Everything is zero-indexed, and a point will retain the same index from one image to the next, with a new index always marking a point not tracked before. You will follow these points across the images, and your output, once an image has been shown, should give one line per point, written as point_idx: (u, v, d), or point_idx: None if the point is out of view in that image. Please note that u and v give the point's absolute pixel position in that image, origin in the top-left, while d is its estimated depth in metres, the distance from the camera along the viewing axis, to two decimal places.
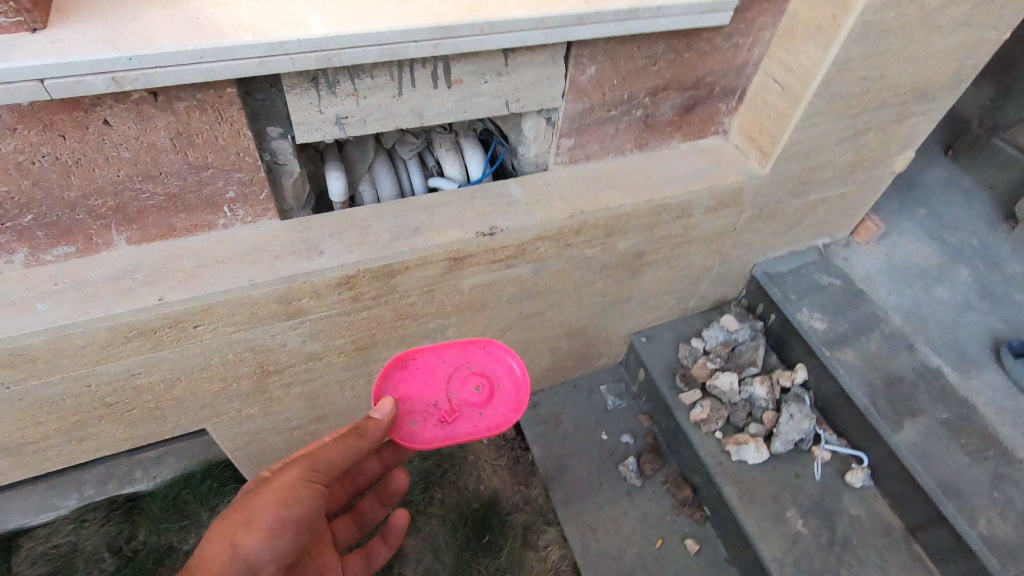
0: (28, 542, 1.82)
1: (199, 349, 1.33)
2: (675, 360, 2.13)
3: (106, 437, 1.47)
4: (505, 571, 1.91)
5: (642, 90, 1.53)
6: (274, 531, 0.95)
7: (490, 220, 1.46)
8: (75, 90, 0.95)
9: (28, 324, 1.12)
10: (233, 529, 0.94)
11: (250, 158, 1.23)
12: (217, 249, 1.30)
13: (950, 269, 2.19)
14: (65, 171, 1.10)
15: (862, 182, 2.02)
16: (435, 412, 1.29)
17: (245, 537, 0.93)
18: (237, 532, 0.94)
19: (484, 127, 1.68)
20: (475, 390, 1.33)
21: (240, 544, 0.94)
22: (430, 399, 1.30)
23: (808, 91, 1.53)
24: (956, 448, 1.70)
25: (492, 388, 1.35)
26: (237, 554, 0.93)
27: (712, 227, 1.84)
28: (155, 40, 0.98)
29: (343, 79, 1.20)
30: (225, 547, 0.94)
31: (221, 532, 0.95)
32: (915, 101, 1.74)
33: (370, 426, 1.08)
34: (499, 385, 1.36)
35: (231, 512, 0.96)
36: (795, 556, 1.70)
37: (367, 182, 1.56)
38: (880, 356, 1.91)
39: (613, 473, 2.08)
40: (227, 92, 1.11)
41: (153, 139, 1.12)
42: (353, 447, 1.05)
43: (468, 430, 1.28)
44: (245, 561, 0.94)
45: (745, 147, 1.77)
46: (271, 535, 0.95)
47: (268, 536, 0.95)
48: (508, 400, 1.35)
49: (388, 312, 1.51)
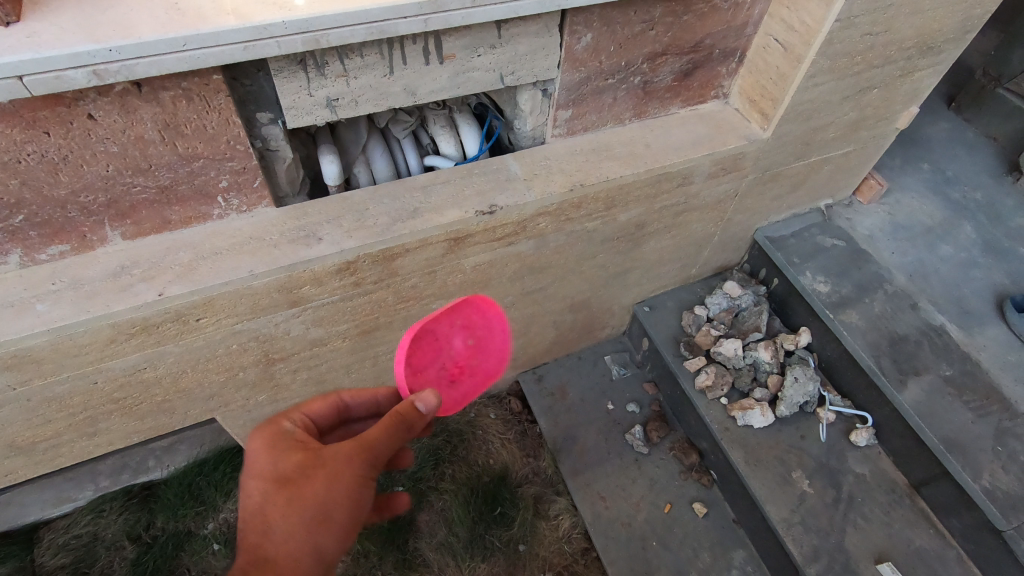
0: (49, 533, 1.85)
1: (203, 341, 1.33)
2: (679, 328, 2.14)
3: (117, 432, 1.48)
4: (518, 541, 1.95)
5: (639, 56, 1.49)
6: (345, 531, 0.90)
7: (489, 198, 1.43)
8: (56, 86, 0.92)
9: (30, 326, 1.11)
10: (307, 529, 0.87)
11: (241, 145, 1.20)
12: (214, 240, 1.28)
13: (954, 225, 2.17)
14: (53, 168, 1.08)
15: (865, 141, 1.98)
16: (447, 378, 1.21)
17: (324, 535, 0.88)
18: (306, 528, 0.87)
19: (478, 101, 1.64)
20: (474, 342, 1.22)
21: (313, 540, 0.87)
22: (437, 364, 1.18)
23: (811, 50, 1.48)
24: (960, 404, 1.72)
25: (487, 333, 1.24)
26: (310, 549, 0.87)
27: (715, 193, 1.81)
28: (134, 29, 0.94)
29: (332, 60, 1.16)
30: (292, 540, 0.87)
31: (281, 525, 0.87)
32: (920, 55, 1.69)
33: (421, 411, 0.93)
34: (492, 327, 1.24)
35: (286, 506, 0.87)
36: (801, 516, 1.73)
37: (362, 164, 1.52)
38: (884, 317, 1.91)
39: (620, 442, 2.10)
40: (213, 79, 1.07)
41: (141, 131, 1.09)
42: (404, 432, 0.93)
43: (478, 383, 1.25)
44: (326, 556, 0.89)
45: (746, 111, 1.73)
46: (347, 530, 0.90)
47: (341, 535, 0.90)
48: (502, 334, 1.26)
49: (391, 295, 1.50)
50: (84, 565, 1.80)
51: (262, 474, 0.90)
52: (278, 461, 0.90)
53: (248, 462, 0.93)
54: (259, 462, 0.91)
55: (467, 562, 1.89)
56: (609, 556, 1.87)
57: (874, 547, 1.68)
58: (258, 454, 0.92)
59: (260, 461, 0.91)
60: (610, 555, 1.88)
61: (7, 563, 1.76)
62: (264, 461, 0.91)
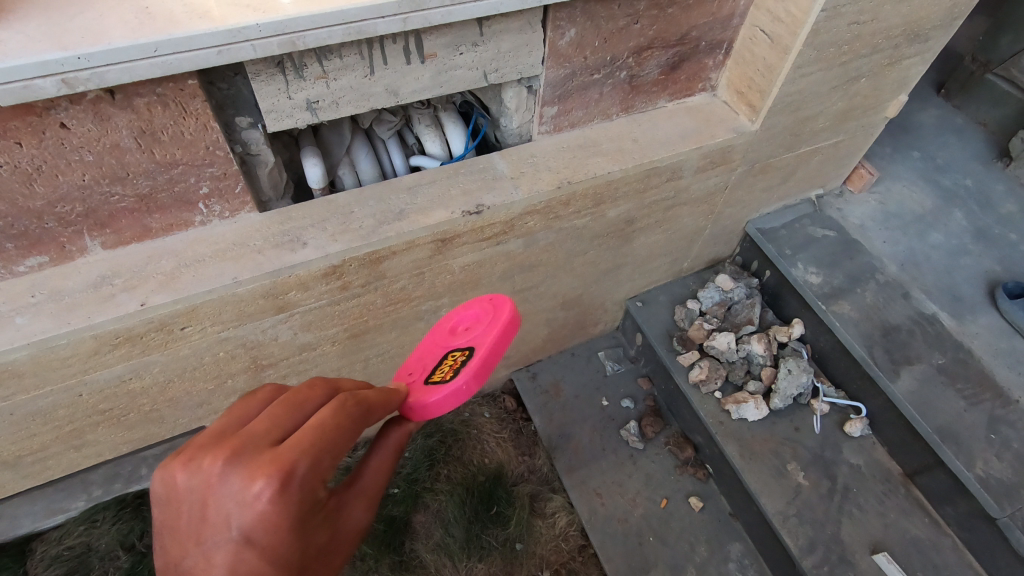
0: (41, 545, 1.84)
1: (189, 350, 1.31)
2: (672, 323, 2.13)
3: (106, 442, 1.47)
4: (514, 540, 1.94)
5: (625, 50, 1.47)
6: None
7: (476, 198, 1.42)
8: (24, 96, 0.89)
9: (9, 340, 1.09)
10: None
11: (221, 151, 1.18)
12: (196, 247, 1.26)
13: (944, 213, 2.16)
14: (28, 179, 1.05)
15: (855, 130, 1.97)
16: (433, 369, 0.99)
17: None
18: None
19: (464, 100, 1.62)
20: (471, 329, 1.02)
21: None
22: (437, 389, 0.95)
23: (797, 41, 1.46)
24: (953, 393, 1.72)
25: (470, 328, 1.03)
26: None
27: (704, 187, 1.80)
28: (104, 36, 0.91)
29: (310, 62, 1.14)
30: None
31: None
32: (908, 43, 1.67)
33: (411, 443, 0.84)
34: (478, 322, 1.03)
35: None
36: (797, 508, 1.73)
37: (347, 165, 1.51)
38: (876, 307, 1.91)
39: (616, 438, 2.10)
40: (189, 84, 1.05)
41: (116, 139, 1.06)
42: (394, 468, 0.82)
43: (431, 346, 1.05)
44: None
45: (734, 104, 1.72)
46: None
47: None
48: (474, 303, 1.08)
49: (379, 298, 1.48)
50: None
51: (260, 545, 0.62)
52: (289, 532, 0.63)
53: (229, 509, 0.62)
54: (258, 524, 0.61)
55: (463, 562, 1.88)
56: (606, 552, 1.87)
57: (870, 537, 1.68)
58: (261, 515, 0.61)
59: (260, 525, 0.61)
60: (608, 552, 1.87)
61: None
62: (266, 529, 0.61)
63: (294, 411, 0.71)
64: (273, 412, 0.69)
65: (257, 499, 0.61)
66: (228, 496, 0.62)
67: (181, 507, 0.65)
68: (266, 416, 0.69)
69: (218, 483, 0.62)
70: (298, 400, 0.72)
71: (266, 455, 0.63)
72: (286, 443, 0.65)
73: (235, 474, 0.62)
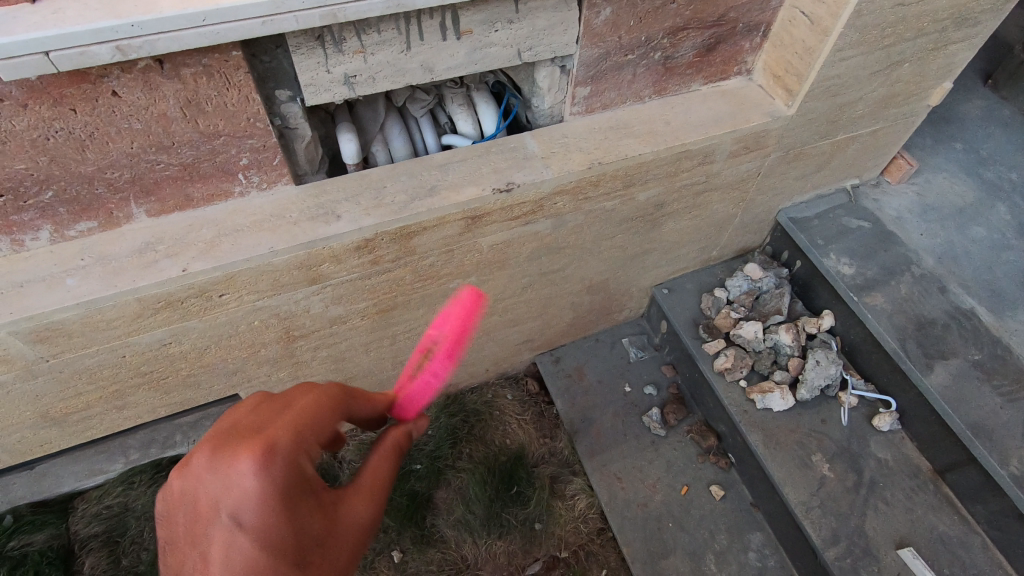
0: (83, 503, 1.93)
1: (226, 318, 1.36)
2: (698, 311, 2.12)
3: (145, 405, 1.53)
4: (534, 519, 1.96)
5: (660, 30, 1.46)
6: None
7: (506, 176, 1.43)
8: (81, 62, 0.93)
9: (60, 300, 1.14)
10: None
11: (262, 123, 1.21)
12: (234, 218, 1.30)
13: (986, 206, 2.09)
14: (80, 146, 1.10)
15: (894, 119, 1.92)
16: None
17: None
18: None
19: (496, 79, 1.63)
20: None
21: None
22: None
23: (838, 23, 1.43)
24: (988, 389, 1.67)
25: None
26: None
27: (736, 172, 1.78)
28: (155, 5, 0.94)
29: (349, 36, 1.16)
30: None
31: None
32: (955, 27, 1.62)
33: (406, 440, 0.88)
34: None
35: None
36: (821, 500, 1.71)
37: (380, 142, 1.53)
38: (911, 300, 1.86)
39: (637, 424, 2.10)
40: (233, 55, 1.07)
41: (163, 109, 1.10)
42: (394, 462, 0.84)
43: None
44: None
45: (770, 87, 1.69)
46: None
47: None
48: None
49: (408, 274, 1.51)
50: (117, 534, 1.89)
51: (248, 529, 0.59)
52: (283, 514, 0.61)
53: (227, 495, 0.59)
54: (251, 502, 0.59)
55: (483, 538, 1.91)
56: (625, 536, 1.88)
57: (896, 532, 1.66)
58: (248, 493, 0.59)
59: (248, 505, 0.59)
60: (626, 536, 1.88)
61: (45, 531, 1.84)
62: (253, 508, 0.59)
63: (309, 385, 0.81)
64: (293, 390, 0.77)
65: (247, 483, 0.60)
66: (226, 441, 0.64)
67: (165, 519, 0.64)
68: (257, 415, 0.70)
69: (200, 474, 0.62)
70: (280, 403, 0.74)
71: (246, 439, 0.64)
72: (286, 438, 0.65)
73: (221, 459, 0.62)
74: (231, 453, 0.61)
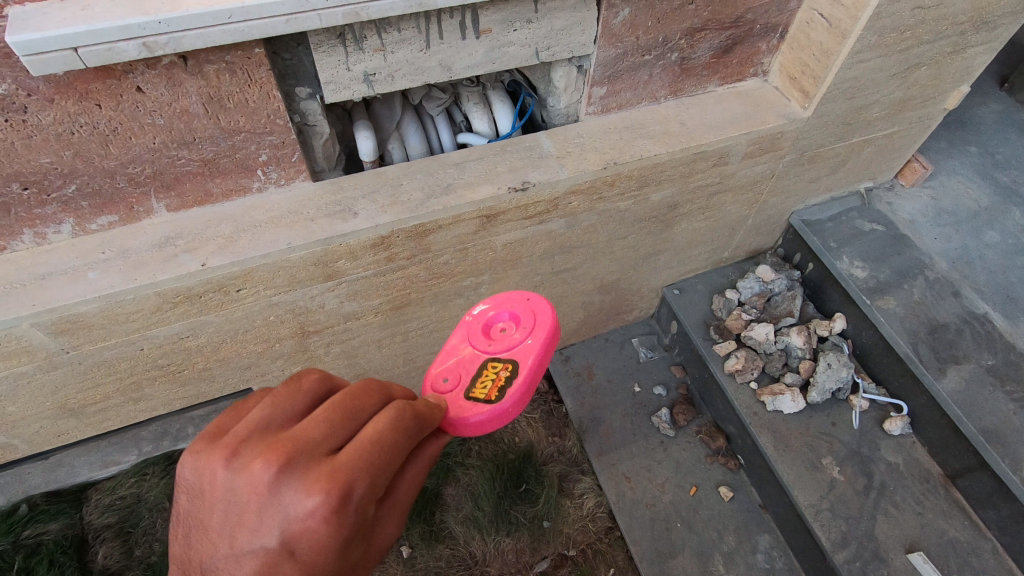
0: (96, 493, 1.96)
1: (243, 312, 1.37)
2: (709, 312, 2.12)
3: (161, 397, 1.55)
4: (542, 517, 1.97)
5: (678, 31, 1.46)
6: None
7: (522, 175, 1.43)
8: (109, 58, 0.94)
9: (81, 293, 1.16)
10: None
11: (282, 119, 1.23)
12: (252, 214, 1.31)
13: (1002, 210, 2.08)
14: (104, 140, 1.11)
15: (910, 122, 1.91)
16: (478, 382, 1.00)
17: None
18: None
19: (511, 79, 1.64)
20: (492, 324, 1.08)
21: None
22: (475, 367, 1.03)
23: (857, 26, 1.43)
24: (1001, 394, 1.67)
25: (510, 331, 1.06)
26: None
27: (751, 174, 1.77)
28: (182, 2, 0.95)
29: (370, 34, 1.17)
30: None
31: None
32: (974, 31, 1.62)
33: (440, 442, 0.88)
34: (520, 328, 1.06)
35: None
36: (831, 502, 1.71)
37: (397, 140, 1.54)
38: (924, 304, 1.86)
39: (646, 424, 2.10)
40: (256, 53, 1.08)
41: (186, 105, 1.11)
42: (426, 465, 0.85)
43: (513, 357, 1.03)
44: None
45: (786, 89, 1.69)
46: None
47: None
48: (538, 314, 1.07)
49: (423, 271, 1.52)
50: (129, 525, 1.92)
51: (303, 560, 0.65)
52: (334, 552, 0.66)
53: (288, 523, 0.65)
54: (309, 542, 0.64)
55: (492, 535, 1.92)
56: (633, 535, 1.89)
57: (905, 536, 1.66)
58: (310, 533, 0.64)
59: (304, 538, 0.64)
60: (634, 535, 1.89)
61: (59, 520, 1.87)
62: (311, 546, 0.65)
63: (378, 393, 0.78)
64: (364, 402, 0.76)
65: (311, 521, 0.64)
66: (298, 465, 0.66)
67: (219, 497, 0.68)
68: (333, 430, 0.71)
69: (269, 493, 0.65)
70: (354, 405, 0.74)
71: (321, 469, 0.66)
72: (356, 477, 0.67)
73: (293, 489, 0.65)
74: (301, 490, 0.64)
